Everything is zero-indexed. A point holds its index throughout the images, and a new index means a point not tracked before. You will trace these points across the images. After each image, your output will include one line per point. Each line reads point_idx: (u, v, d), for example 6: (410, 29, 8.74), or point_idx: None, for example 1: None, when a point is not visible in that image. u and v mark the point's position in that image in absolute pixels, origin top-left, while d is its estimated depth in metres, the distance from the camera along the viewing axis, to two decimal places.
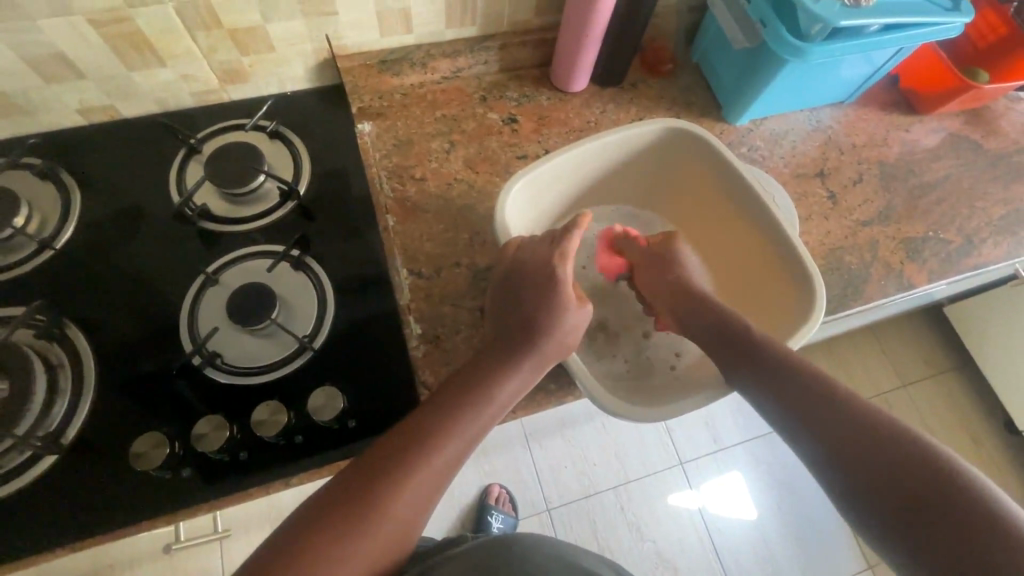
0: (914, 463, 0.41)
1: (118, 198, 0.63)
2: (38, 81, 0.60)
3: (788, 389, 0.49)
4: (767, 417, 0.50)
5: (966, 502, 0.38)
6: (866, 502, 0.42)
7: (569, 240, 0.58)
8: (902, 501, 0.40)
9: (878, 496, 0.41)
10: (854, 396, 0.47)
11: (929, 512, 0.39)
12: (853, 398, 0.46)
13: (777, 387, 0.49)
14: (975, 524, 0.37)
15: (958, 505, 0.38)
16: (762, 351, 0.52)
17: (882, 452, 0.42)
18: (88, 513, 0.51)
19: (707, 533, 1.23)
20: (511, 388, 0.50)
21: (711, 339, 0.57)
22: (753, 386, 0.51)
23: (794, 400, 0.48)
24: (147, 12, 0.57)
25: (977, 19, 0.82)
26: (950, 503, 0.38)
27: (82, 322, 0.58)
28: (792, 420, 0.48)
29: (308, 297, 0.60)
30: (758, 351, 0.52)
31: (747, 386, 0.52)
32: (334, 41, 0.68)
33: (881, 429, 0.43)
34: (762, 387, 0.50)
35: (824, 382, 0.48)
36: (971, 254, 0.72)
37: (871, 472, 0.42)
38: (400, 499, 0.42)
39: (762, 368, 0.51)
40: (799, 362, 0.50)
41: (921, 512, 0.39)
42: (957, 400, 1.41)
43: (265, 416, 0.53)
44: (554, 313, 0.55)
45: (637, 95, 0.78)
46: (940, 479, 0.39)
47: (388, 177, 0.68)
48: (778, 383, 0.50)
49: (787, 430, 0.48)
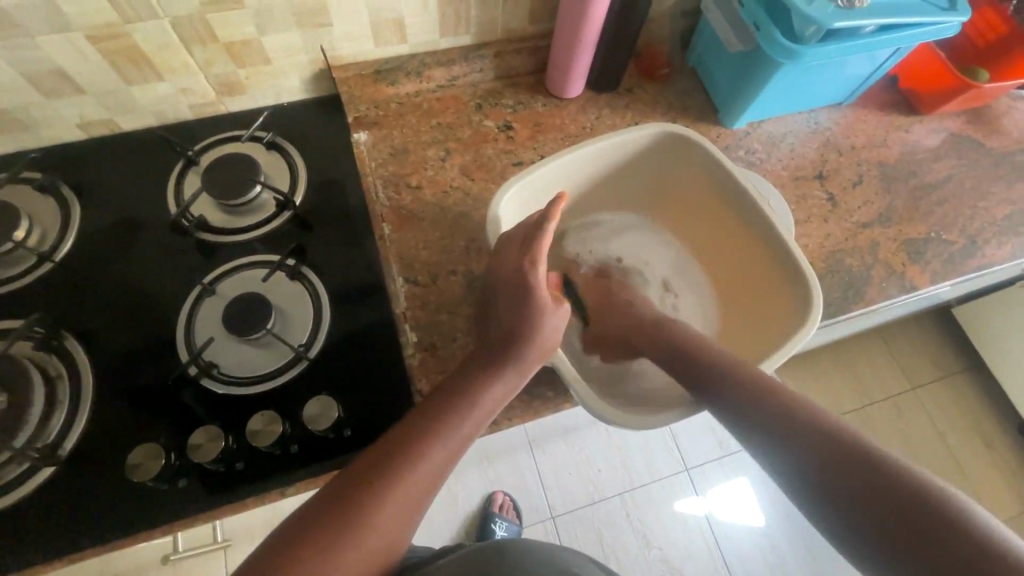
0: (896, 484, 0.40)
1: (119, 210, 0.64)
2: (39, 97, 0.61)
3: (758, 407, 0.49)
4: (743, 437, 0.50)
5: (951, 525, 0.37)
6: (849, 515, 0.41)
7: (540, 238, 0.53)
8: (884, 515, 0.39)
9: (859, 510, 0.40)
10: (826, 415, 0.46)
11: (908, 523, 0.38)
12: (821, 417, 0.46)
13: (745, 404, 0.49)
14: (954, 534, 0.37)
15: (945, 527, 0.37)
16: (726, 370, 0.52)
17: (853, 463, 0.42)
18: (85, 524, 0.51)
19: (715, 540, 1.21)
20: (496, 395, 0.49)
21: (689, 348, 0.57)
22: (724, 406, 0.51)
23: (763, 418, 0.48)
24: (144, 28, 0.58)
25: (976, 18, 0.81)
26: (940, 524, 0.37)
27: (82, 334, 0.58)
28: (768, 436, 0.47)
29: (304, 306, 0.60)
30: (722, 370, 0.53)
31: (719, 407, 0.51)
32: (329, 52, 0.68)
33: (857, 448, 0.43)
34: (731, 403, 0.50)
35: (792, 400, 0.48)
36: (975, 255, 0.71)
37: (848, 484, 0.41)
38: (382, 510, 0.42)
39: (732, 386, 0.51)
40: (767, 381, 0.50)
41: (900, 521, 0.38)
42: (968, 403, 1.38)
43: (260, 426, 0.53)
44: (527, 312, 0.52)
45: (633, 100, 0.77)
46: (919, 501, 0.38)
47: (384, 186, 0.69)
48: (746, 403, 0.49)
49: (763, 450, 0.47)
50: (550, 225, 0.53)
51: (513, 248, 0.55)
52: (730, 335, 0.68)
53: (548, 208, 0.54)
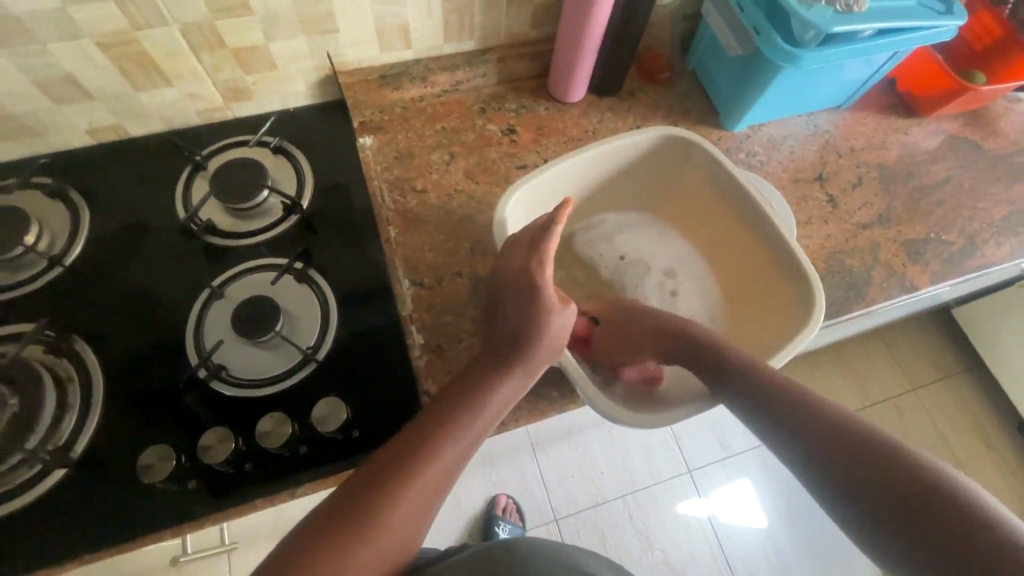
0: (907, 475, 0.40)
1: (127, 215, 0.65)
2: (49, 103, 0.62)
3: (767, 399, 0.49)
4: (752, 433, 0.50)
5: (962, 516, 0.37)
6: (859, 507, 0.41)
7: (547, 241, 0.53)
8: (894, 507, 0.39)
9: (868, 501, 0.41)
10: (837, 409, 0.46)
11: (918, 515, 0.38)
12: (830, 407, 0.46)
13: (756, 397, 0.50)
14: (966, 525, 0.36)
15: (956, 518, 0.37)
16: (736, 363, 0.53)
17: (864, 457, 0.42)
18: (96, 526, 0.52)
19: (718, 541, 1.22)
20: (505, 393, 0.50)
21: (698, 345, 0.58)
22: (737, 399, 0.52)
23: (772, 409, 0.49)
24: (153, 35, 0.59)
25: (972, 22, 0.83)
26: (946, 510, 0.37)
27: (91, 337, 0.59)
28: (777, 427, 0.48)
29: (311, 309, 0.60)
30: (732, 363, 0.54)
31: (732, 400, 0.52)
32: (335, 57, 0.69)
33: (869, 440, 0.43)
34: (742, 396, 0.51)
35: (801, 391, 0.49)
36: (974, 255, 0.72)
37: (857, 477, 0.42)
38: (399, 506, 0.43)
39: (742, 379, 0.52)
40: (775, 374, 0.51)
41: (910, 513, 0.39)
42: (969, 404, 1.39)
43: (270, 427, 0.54)
44: (533, 313, 0.52)
45: (634, 104, 0.78)
46: (930, 492, 0.38)
47: (389, 189, 0.69)
48: (752, 402, 0.50)
49: (774, 440, 0.48)
50: (557, 228, 0.53)
51: (520, 250, 0.55)
52: (733, 336, 0.69)
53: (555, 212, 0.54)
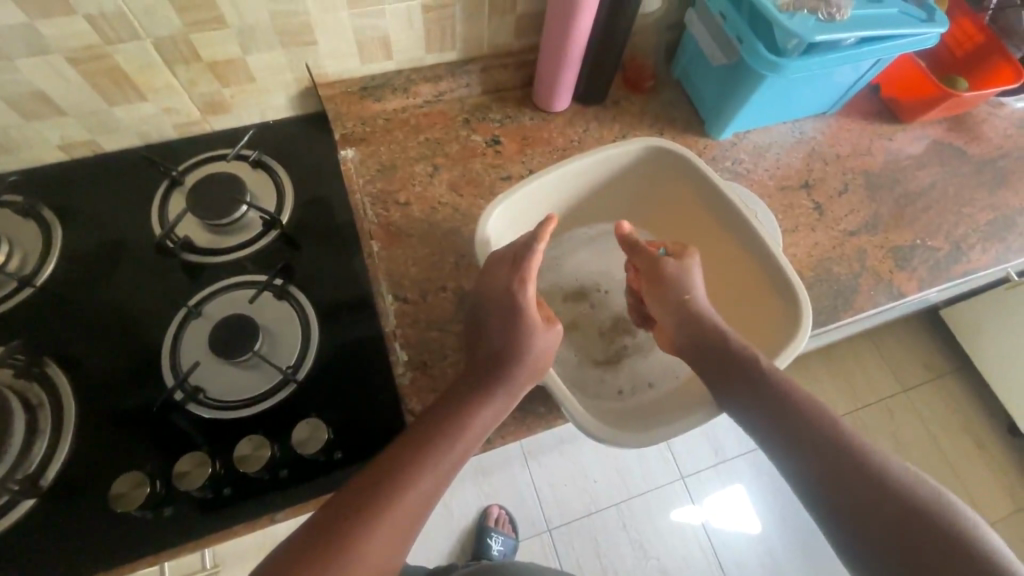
0: (884, 486, 0.43)
1: (101, 233, 0.63)
2: (18, 119, 0.60)
3: (773, 408, 0.50)
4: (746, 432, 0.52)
5: (930, 525, 0.40)
6: (840, 512, 0.43)
7: (530, 258, 0.53)
8: (873, 514, 0.42)
9: (848, 507, 0.43)
10: (823, 415, 0.48)
11: (892, 523, 0.41)
12: (830, 423, 0.48)
13: (760, 403, 0.50)
14: (933, 534, 0.40)
15: (924, 529, 0.40)
16: (742, 364, 0.53)
17: (843, 464, 0.45)
18: (68, 557, 0.50)
19: (712, 549, 1.21)
20: (488, 415, 0.49)
21: (697, 354, 0.57)
22: (737, 403, 0.52)
23: (777, 419, 0.49)
24: (126, 49, 0.58)
25: (954, 28, 0.84)
26: (931, 532, 0.40)
27: (63, 360, 0.57)
28: (779, 437, 0.49)
29: (292, 327, 0.59)
30: (736, 365, 0.53)
31: (732, 404, 0.52)
32: (315, 69, 0.68)
33: (852, 449, 0.45)
34: (741, 398, 0.52)
35: (804, 402, 0.50)
36: (960, 261, 0.72)
37: (838, 484, 0.44)
38: (373, 536, 0.41)
39: (745, 382, 0.52)
40: (783, 380, 0.51)
41: (884, 520, 0.41)
42: (960, 405, 1.39)
43: (248, 451, 0.52)
44: (515, 330, 0.52)
45: (619, 113, 0.78)
46: (902, 503, 0.42)
47: (372, 203, 0.68)
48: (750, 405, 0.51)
49: (771, 449, 0.49)
50: (541, 244, 0.53)
51: (502, 267, 0.55)
52: None
53: (538, 229, 0.54)
